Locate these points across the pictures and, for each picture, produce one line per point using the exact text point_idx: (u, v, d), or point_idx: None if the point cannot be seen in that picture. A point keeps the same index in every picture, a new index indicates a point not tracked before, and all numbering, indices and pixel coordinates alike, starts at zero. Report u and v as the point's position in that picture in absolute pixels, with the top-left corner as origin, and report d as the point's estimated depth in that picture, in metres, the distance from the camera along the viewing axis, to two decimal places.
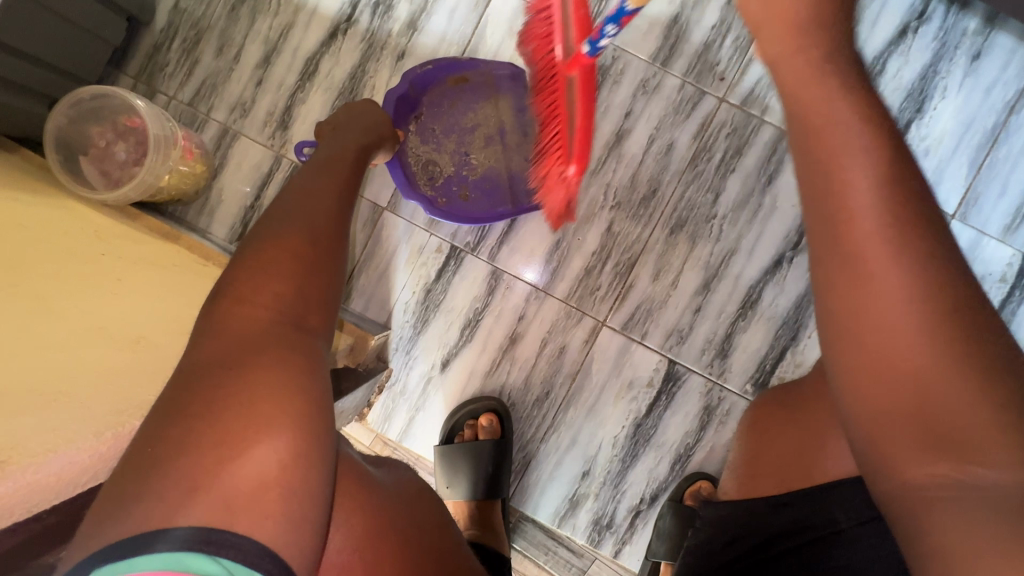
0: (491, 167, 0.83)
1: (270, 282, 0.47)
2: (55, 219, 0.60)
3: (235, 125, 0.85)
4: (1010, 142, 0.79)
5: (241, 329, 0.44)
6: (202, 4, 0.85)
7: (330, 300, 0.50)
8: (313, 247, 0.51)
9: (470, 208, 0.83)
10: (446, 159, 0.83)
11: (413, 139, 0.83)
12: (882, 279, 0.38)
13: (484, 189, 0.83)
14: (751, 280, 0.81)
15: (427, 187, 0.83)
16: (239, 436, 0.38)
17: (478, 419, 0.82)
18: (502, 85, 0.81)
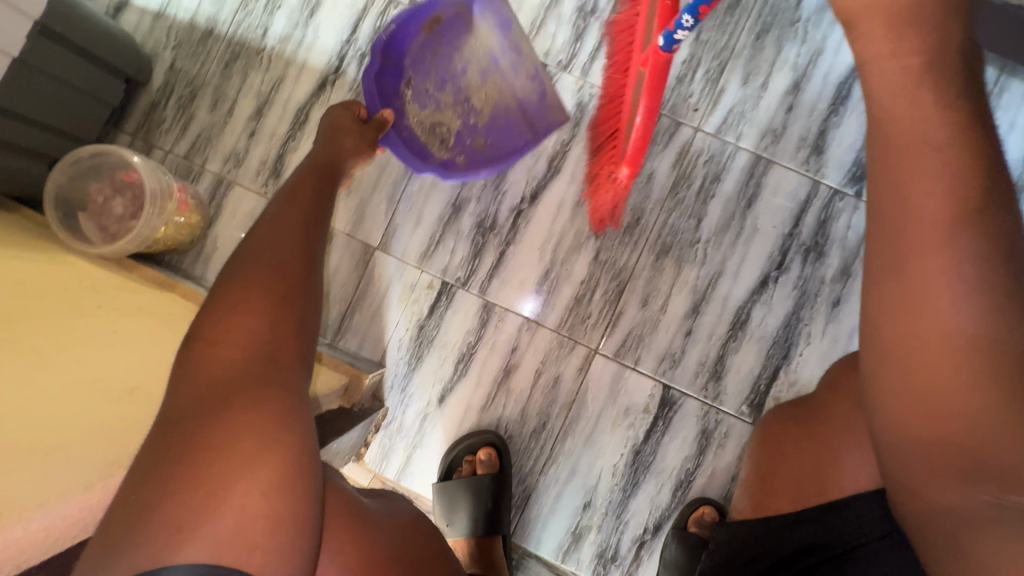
0: (495, 91, 0.84)
1: (239, 330, 0.47)
2: (52, 274, 0.62)
3: (229, 175, 0.88)
4: None
5: (218, 371, 0.45)
6: (196, 64, 0.89)
7: (306, 330, 0.51)
8: (277, 285, 0.50)
9: (490, 154, 0.83)
10: (448, 116, 0.84)
11: (410, 109, 0.83)
12: (953, 301, 0.35)
13: (495, 115, 0.84)
14: (739, 301, 0.83)
15: (441, 149, 0.83)
16: (222, 475, 0.39)
17: (476, 453, 0.82)
18: (477, 10, 0.82)
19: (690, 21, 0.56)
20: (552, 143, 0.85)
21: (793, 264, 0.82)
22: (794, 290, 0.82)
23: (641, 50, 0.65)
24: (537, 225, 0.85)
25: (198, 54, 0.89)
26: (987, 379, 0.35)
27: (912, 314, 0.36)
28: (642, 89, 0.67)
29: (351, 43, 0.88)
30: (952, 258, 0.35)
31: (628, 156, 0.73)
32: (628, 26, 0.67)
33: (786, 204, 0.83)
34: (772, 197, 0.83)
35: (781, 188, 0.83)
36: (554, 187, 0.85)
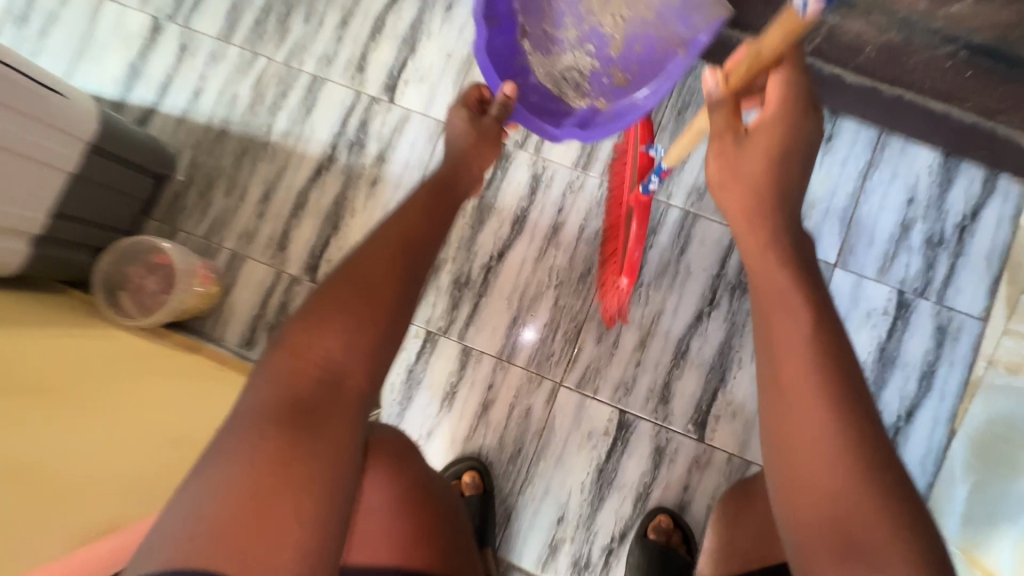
0: (624, 8, 0.78)
1: (313, 341, 0.54)
2: (105, 347, 0.77)
3: (242, 249, 1.04)
4: (869, 201, 0.98)
5: (291, 390, 0.52)
6: (212, 158, 1.06)
7: (375, 359, 0.56)
8: (361, 300, 0.57)
9: (631, 87, 0.80)
10: (576, 56, 0.82)
11: (531, 61, 0.81)
12: (823, 408, 0.48)
13: (631, 29, 0.79)
14: (679, 334, 0.97)
15: (578, 98, 0.82)
16: (276, 489, 0.48)
17: (462, 477, 0.95)
18: None
19: (657, 180, 0.85)
20: (514, 210, 1.02)
21: (723, 301, 0.97)
22: (725, 322, 0.97)
23: (629, 192, 0.89)
24: (506, 279, 1.00)
25: (214, 150, 1.06)
26: (869, 489, 0.46)
27: (801, 423, 0.48)
28: (630, 220, 0.90)
29: (342, 135, 1.05)
30: (823, 386, 0.48)
31: (626, 266, 0.89)
32: (619, 172, 0.93)
33: (713, 250, 0.98)
34: (701, 245, 0.99)
35: (707, 237, 0.99)
36: (517, 246, 1.01)
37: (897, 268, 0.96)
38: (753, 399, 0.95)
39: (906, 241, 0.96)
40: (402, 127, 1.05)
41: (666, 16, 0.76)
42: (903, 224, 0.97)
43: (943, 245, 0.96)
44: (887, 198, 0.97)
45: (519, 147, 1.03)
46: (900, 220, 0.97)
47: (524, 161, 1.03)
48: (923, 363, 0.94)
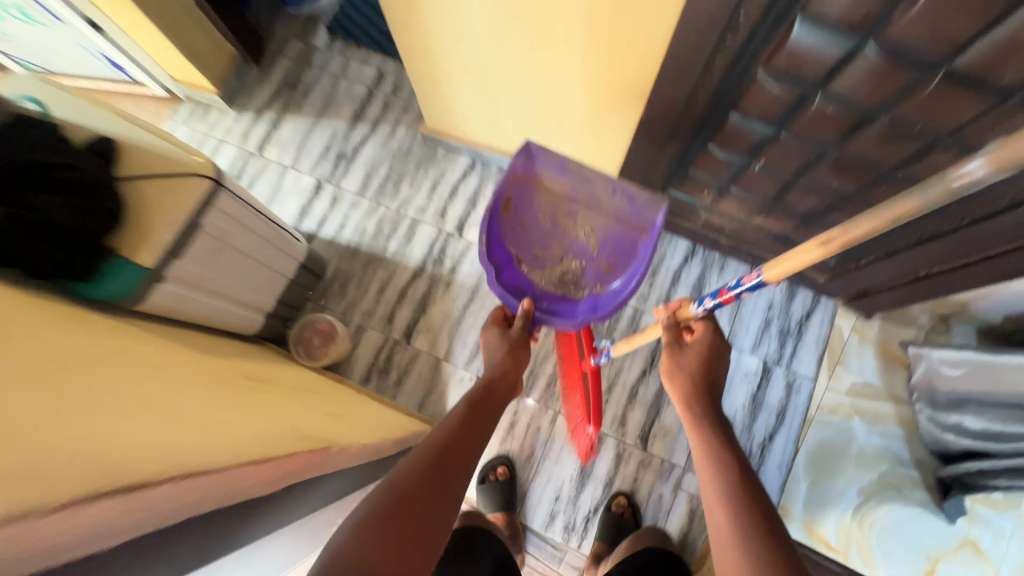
0: (591, 227, 1.32)
1: (369, 536, 0.66)
2: (306, 376, 1.42)
3: (365, 321, 1.68)
4: (747, 305, 1.63)
5: (392, 514, 0.70)
6: (349, 265, 1.74)
7: (452, 504, 0.76)
8: (429, 493, 0.75)
9: (616, 271, 1.31)
10: (568, 263, 1.33)
11: (535, 278, 1.31)
12: (749, 514, 0.74)
13: (600, 234, 1.32)
14: (632, 382, 1.59)
15: (581, 287, 1.31)
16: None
17: (497, 470, 1.55)
18: (536, 176, 1.30)
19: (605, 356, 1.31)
20: None
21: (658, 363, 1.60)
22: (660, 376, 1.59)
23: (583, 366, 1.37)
24: (525, 345, 1.65)
25: (350, 260, 1.74)
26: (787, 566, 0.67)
27: (738, 539, 0.71)
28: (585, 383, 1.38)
29: (429, 254, 1.73)
30: (736, 497, 0.77)
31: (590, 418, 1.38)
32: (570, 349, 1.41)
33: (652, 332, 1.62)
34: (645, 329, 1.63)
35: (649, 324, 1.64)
36: None
37: (762, 347, 1.60)
38: (677, 424, 1.55)
39: (768, 330, 1.61)
40: (466, 251, 1.73)
41: (624, 219, 1.30)
42: (766, 321, 1.62)
43: (789, 335, 1.61)
44: (757, 304, 1.63)
45: None
46: (764, 317, 1.62)
47: None
48: (778, 405, 1.56)
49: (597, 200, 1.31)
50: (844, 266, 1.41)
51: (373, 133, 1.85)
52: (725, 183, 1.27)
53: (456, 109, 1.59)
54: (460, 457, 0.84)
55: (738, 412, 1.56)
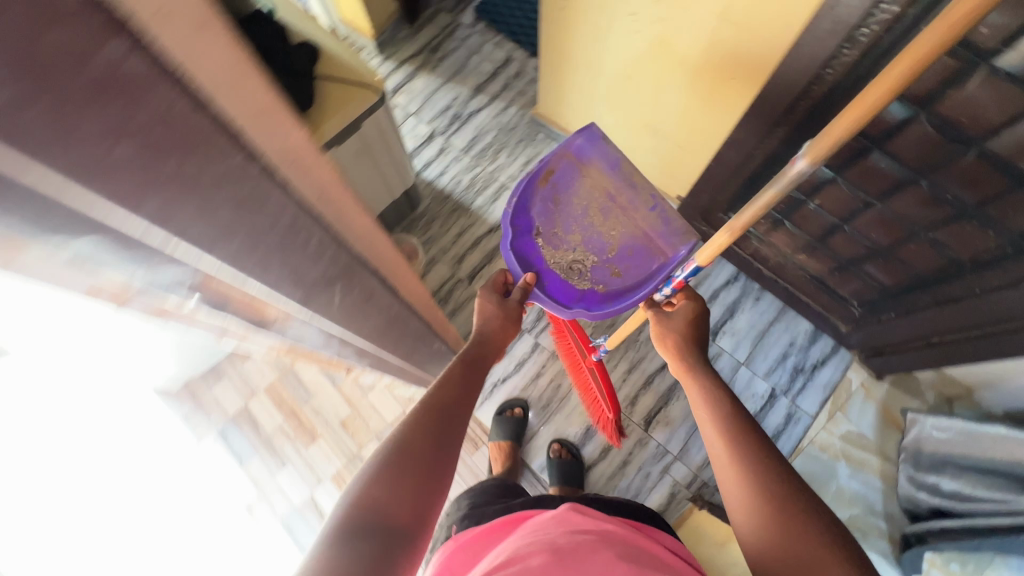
0: (617, 230, 1.42)
1: (390, 489, 0.74)
2: None
3: (438, 255, 1.95)
4: (770, 336, 1.82)
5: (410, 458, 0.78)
6: (438, 206, 2.01)
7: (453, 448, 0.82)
8: (437, 447, 0.82)
9: (622, 281, 1.40)
10: (583, 253, 1.43)
11: (545, 252, 1.42)
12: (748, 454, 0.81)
13: (621, 241, 1.43)
14: (650, 371, 1.79)
15: (583, 281, 1.41)
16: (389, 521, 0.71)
17: (513, 409, 1.74)
18: (588, 159, 1.44)
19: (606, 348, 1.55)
20: None
21: None
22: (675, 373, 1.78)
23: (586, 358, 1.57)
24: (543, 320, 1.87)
25: (440, 202, 2.02)
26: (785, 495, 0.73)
27: (745, 481, 0.78)
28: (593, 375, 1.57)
29: None
30: (738, 441, 0.83)
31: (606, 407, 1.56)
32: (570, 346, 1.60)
33: None
34: None
35: None
36: None
37: (774, 375, 1.78)
38: (680, 418, 1.73)
39: (784, 363, 1.78)
40: None
41: (652, 237, 1.40)
42: (784, 354, 1.79)
43: (803, 372, 1.77)
44: (779, 337, 1.81)
45: None
46: (783, 351, 1.80)
47: None
48: (775, 429, 1.72)
49: (633, 208, 1.42)
50: (866, 319, 1.57)
51: (489, 105, 2.13)
52: (779, 216, 1.47)
53: (567, 100, 1.85)
54: (450, 412, 0.88)
55: None
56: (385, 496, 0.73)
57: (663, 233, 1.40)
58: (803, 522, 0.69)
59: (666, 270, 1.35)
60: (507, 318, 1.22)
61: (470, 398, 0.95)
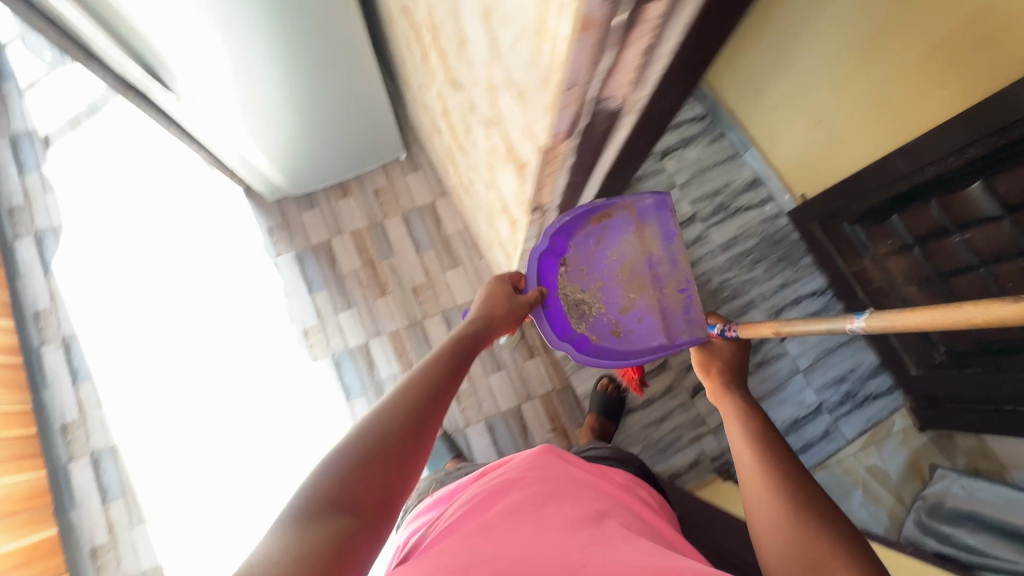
0: (636, 296, 1.24)
1: (363, 473, 0.63)
2: None
3: None
4: (834, 356, 1.85)
5: (394, 423, 0.70)
6: None
7: (438, 410, 0.76)
8: (430, 412, 0.75)
9: (621, 338, 1.24)
10: (595, 297, 1.26)
11: (565, 285, 1.24)
12: (759, 459, 0.77)
13: (639, 304, 1.24)
14: None
15: (580, 324, 1.24)
16: (371, 477, 0.64)
17: None
18: (645, 215, 1.25)
19: None
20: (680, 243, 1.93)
21: None
22: None
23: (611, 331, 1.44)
24: None
25: None
26: (794, 495, 0.69)
27: (758, 483, 0.74)
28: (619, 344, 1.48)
29: None
30: (752, 448, 0.80)
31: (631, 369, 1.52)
32: None
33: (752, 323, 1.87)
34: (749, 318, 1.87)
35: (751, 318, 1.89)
36: None
37: (823, 391, 1.83)
38: None
39: (838, 384, 1.83)
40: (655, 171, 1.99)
41: (667, 317, 1.22)
42: (841, 376, 1.84)
43: (852, 399, 1.82)
44: (842, 360, 1.85)
45: (700, 220, 1.96)
46: (841, 373, 1.84)
47: (697, 227, 1.96)
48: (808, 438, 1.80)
49: (667, 278, 1.23)
50: (947, 367, 1.54)
51: None
52: (912, 242, 1.44)
53: (734, 62, 1.81)
54: (431, 392, 0.77)
55: (778, 421, 1.80)
56: (356, 475, 0.63)
57: (677, 318, 1.22)
58: (817, 516, 0.65)
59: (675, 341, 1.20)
60: (510, 314, 1.08)
61: (458, 375, 0.85)
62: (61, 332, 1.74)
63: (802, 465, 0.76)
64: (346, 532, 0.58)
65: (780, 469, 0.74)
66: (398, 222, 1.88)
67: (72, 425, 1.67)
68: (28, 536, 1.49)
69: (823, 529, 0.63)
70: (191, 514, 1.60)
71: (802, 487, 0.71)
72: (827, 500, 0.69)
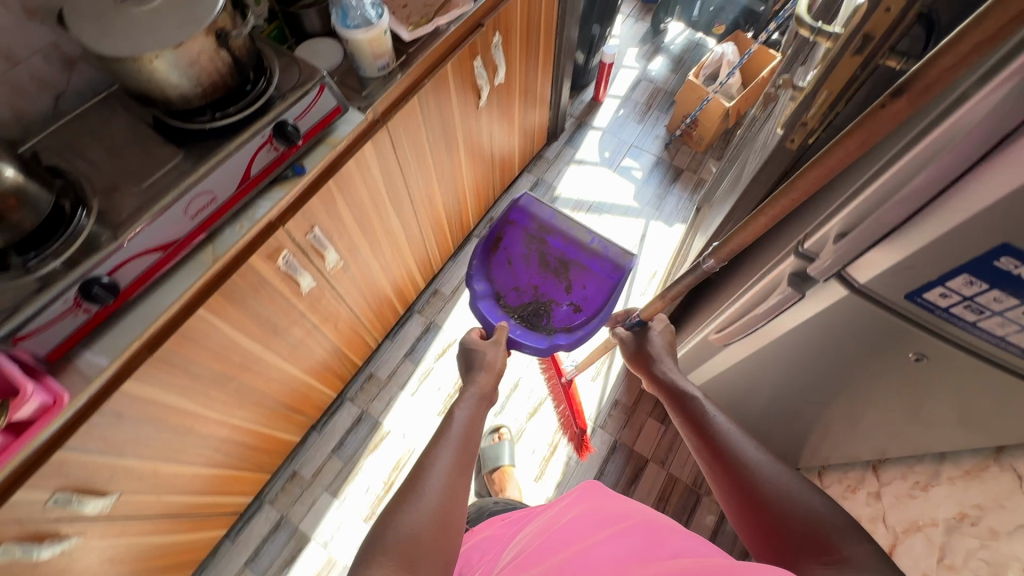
0: (568, 275, 1.78)
1: (431, 531, 0.86)
2: None
3: None
4: None
5: (435, 528, 0.87)
6: None
7: (452, 491, 0.95)
8: (451, 484, 0.95)
9: (583, 314, 1.75)
10: (543, 304, 1.78)
11: (512, 309, 1.75)
12: (796, 508, 0.82)
13: (572, 277, 1.77)
14: None
15: (547, 324, 1.75)
16: (420, 551, 0.82)
17: None
18: (528, 204, 1.75)
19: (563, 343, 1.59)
20: None
21: None
22: None
23: (558, 372, 1.64)
24: None
25: None
26: (841, 534, 0.76)
27: (800, 519, 0.80)
28: (566, 399, 1.68)
29: None
30: (775, 492, 0.85)
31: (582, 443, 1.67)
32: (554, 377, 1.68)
33: None
34: None
35: None
36: None
37: None
38: None
39: None
40: None
41: (594, 267, 1.74)
42: None
43: None
44: None
45: None
46: None
47: None
48: None
49: (574, 257, 1.75)
50: None
51: None
52: None
53: None
54: (456, 448, 1.02)
55: None
56: (419, 534, 0.84)
57: (602, 255, 1.72)
58: (785, 506, 0.82)
59: (609, 301, 1.70)
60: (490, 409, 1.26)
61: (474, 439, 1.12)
62: (433, 316, 1.99)
63: (834, 519, 0.79)
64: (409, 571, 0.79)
65: (803, 515, 0.80)
66: (713, 512, 1.68)
67: (375, 378, 1.88)
68: (288, 432, 1.61)
69: (799, 525, 0.80)
70: (354, 538, 1.63)
71: (835, 531, 0.77)
72: (866, 549, 0.73)
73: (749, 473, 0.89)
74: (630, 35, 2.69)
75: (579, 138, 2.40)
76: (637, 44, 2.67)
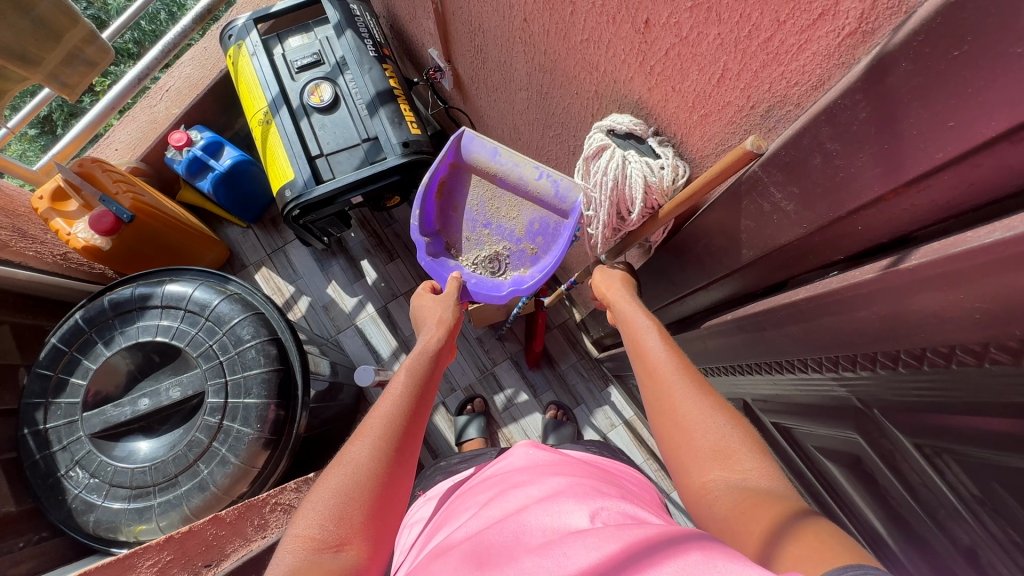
0: (522, 211, 1.09)
1: (355, 514, 0.58)
2: None
3: None
4: None
5: (366, 514, 0.59)
6: None
7: (397, 430, 0.67)
8: (399, 442, 0.66)
9: (543, 256, 1.10)
10: (496, 246, 1.13)
11: (461, 263, 1.16)
12: (724, 426, 0.57)
13: (529, 218, 1.09)
14: None
15: (504, 275, 1.14)
16: (350, 538, 0.56)
17: None
18: (467, 144, 1.07)
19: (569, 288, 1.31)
20: None
21: None
22: None
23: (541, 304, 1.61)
24: None
25: None
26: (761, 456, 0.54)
27: (717, 428, 0.57)
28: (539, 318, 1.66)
29: None
30: (699, 407, 0.60)
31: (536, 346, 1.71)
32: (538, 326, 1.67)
33: None
34: None
35: None
36: None
37: None
38: None
39: None
40: None
41: (550, 205, 1.04)
42: None
43: None
44: None
45: None
46: None
47: None
48: None
49: (524, 195, 1.06)
50: None
51: None
52: None
53: None
54: (401, 406, 0.71)
55: None
56: (343, 524, 0.57)
57: (548, 203, 1.04)
58: (699, 422, 0.58)
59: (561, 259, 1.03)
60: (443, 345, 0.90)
61: (429, 388, 0.77)
62: None
63: (752, 446, 0.55)
64: (333, 551, 0.55)
65: (735, 442, 0.55)
66: None
67: None
68: None
69: (709, 438, 0.57)
70: None
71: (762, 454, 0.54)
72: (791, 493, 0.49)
73: (670, 356, 0.68)
74: (308, 277, 1.88)
75: (437, 441, 1.75)
76: (326, 277, 1.87)
